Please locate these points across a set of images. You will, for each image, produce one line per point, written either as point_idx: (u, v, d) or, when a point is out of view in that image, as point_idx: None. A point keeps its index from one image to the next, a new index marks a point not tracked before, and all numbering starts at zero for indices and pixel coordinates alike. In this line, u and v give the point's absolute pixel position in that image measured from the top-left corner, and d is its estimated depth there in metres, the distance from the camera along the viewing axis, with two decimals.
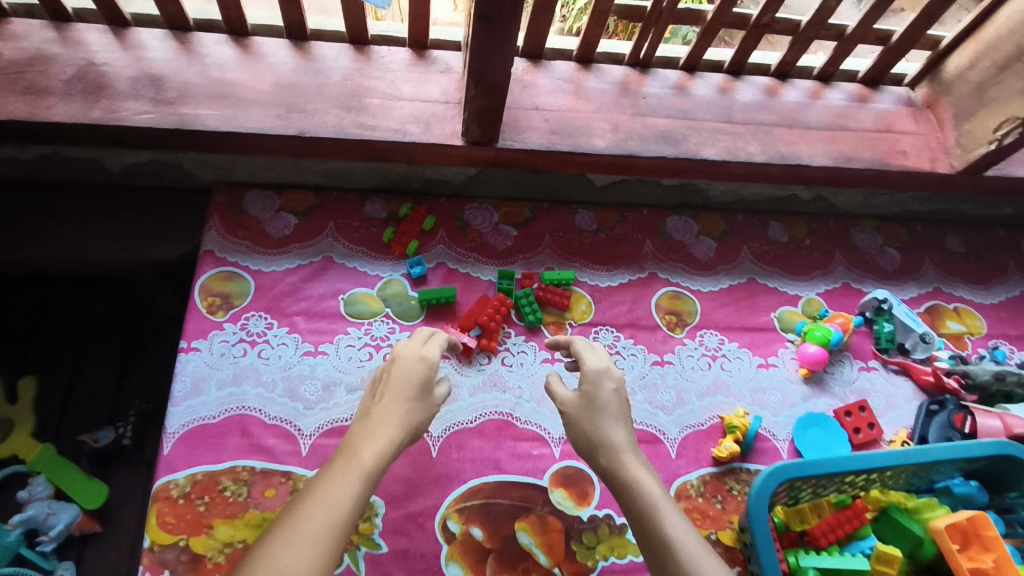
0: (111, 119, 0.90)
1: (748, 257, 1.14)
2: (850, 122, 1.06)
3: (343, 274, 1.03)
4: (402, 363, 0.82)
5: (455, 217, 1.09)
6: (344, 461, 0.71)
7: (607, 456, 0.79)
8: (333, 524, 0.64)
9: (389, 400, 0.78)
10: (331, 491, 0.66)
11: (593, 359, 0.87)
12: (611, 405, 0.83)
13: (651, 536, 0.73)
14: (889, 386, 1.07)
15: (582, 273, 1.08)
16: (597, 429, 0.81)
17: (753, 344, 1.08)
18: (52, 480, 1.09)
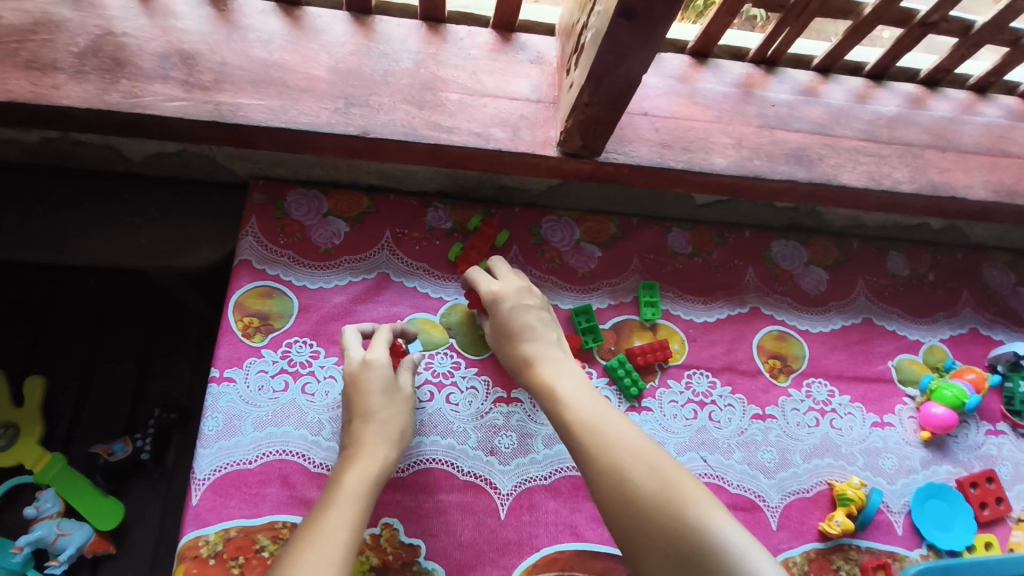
0: (133, 104, 0.74)
1: (863, 293, 0.99)
2: (1010, 146, 0.91)
3: (401, 295, 0.88)
4: (349, 392, 0.76)
5: (531, 231, 0.93)
6: (327, 493, 0.66)
7: (521, 374, 0.76)
8: (334, 559, 0.57)
9: (356, 424, 0.73)
10: (327, 523, 0.61)
11: (486, 283, 0.83)
12: (512, 320, 0.79)
13: (568, 439, 0.67)
14: (1019, 455, 0.93)
15: (675, 305, 0.93)
16: (507, 353, 0.78)
17: (866, 397, 0.93)
18: (61, 496, 0.96)
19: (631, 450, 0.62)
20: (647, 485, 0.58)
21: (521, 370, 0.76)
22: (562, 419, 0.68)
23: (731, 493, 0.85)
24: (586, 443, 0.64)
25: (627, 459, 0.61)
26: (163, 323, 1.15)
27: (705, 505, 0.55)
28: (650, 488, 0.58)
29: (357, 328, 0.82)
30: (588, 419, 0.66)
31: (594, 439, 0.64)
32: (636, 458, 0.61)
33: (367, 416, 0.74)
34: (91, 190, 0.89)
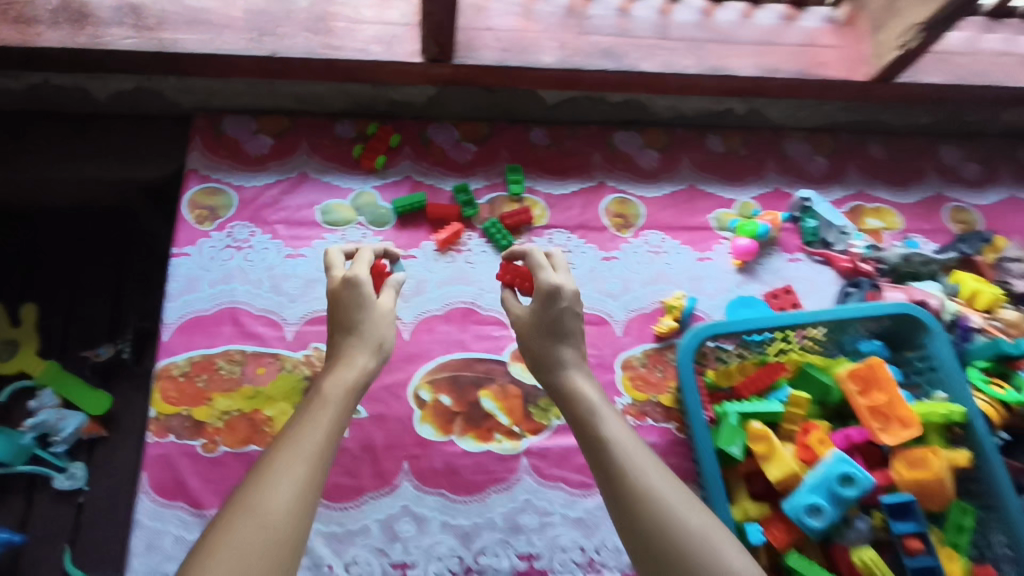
0: (96, 44, 1.00)
1: (688, 166, 1.25)
2: (777, 38, 1.19)
3: (318, 188, 1.12)
4: (336, 309, 0.84)
5: (419, 135, 1.20)
6: (311, 397, 0.74)
7: (557, 372, 0.82)
8: (304, 458, 0.66)
9: (339, 334, 0.82)
10: (309, 429, 0.69)
11: (545, 274, 0.87)
12: (561, 323, 0.84)
13: (603, 450, 0.73)
14: (813, 274, 1.19)
15: (537, 183, 1.19)
16: (547, 349, 0.84)
17: (692, 241, 1.19)
18: (57, 392, 1.18)
19: (664, 483, 0.70)
20: (681, 518, 0.67)
21: (553, 371, 0.83)
22: (597, 431, 0.75)
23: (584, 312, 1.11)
24: (626, 462, 0.72)
25: (663, 489, 0.69)
26: (135, 250, 1.37)
27: (725, 542, 0.66)
28: (693, 528, 0.66)
29: (339, 251, 0.92)
30: (631, 442, 0.74)
31: (639, 463, 0.71)
32: (672, 488, 0.70)
33: (350, 330, 0.82)
34: (67, 127, 1.14)
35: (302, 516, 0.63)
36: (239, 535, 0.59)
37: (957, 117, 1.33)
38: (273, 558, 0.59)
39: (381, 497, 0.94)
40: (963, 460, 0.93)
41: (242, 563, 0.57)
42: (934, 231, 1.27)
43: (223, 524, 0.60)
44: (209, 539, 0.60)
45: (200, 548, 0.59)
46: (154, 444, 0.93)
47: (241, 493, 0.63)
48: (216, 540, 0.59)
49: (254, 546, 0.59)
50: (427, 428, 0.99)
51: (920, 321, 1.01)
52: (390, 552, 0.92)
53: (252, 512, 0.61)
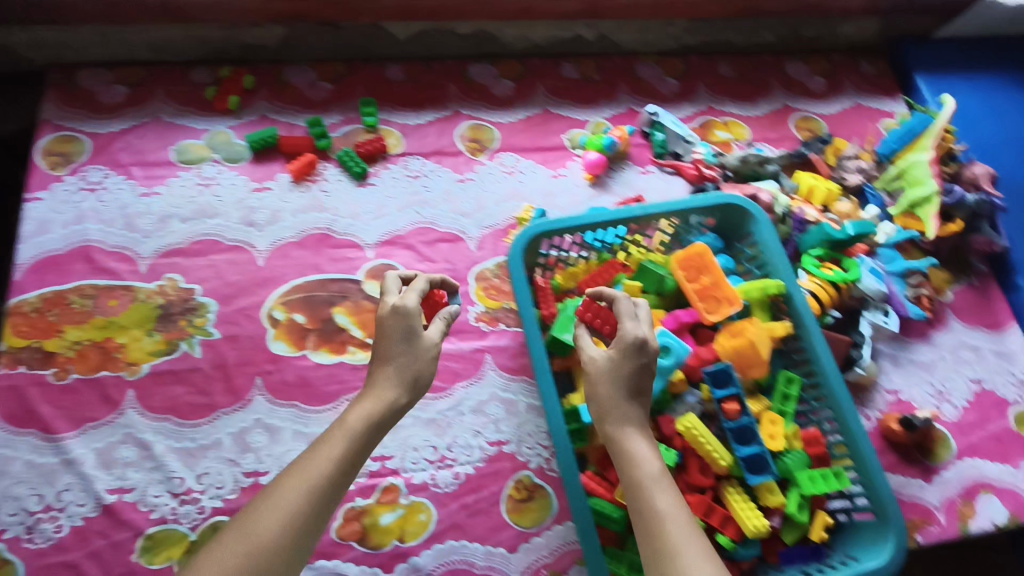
0: None
1: (543, 92, 1.30)
2: None
3: (172, 130, 1.15)
4: (385, 344, 0.83)
5: (276, 77, 1.22)
6: (334, 427, 0.76)
7: (613, 427, 0.80)
8: (302, 498, 0.69)
9: (388, 372, 0.81)
10: (313, 463, 0.72)
11: (630, 324, 0.85)
12: (635, 374, 0.82)
13: (644, 508, 0.73)
14: (663, 184, 1.25)
15: (392, 115, 1.23)
16: (614, 402, 0.81)
17: (545, 160, 1.23)
18: None
19: (696, 558, 0.67)
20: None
21: (616, 425, 0.80)
22: (648, 499, 0.73)
23: (439, 231, 1.14)
24: (659, 522, 0.71)
25: (688, 562, 0.67)
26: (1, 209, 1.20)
27: None
28: None
29: (398, 276, 0.91)
30: (667, 503, 0.72)
31: (670, 521, 0.70)
32: (692, 550, 0.68)
33: (385, 361, 0.81)
34: None
35: (287, 560, 0.66)
36: (232, 555, 0.64)
37: (795, 32, 1.43)
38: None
39: (233, 412, 0.98)
40: (780, 331, 0.98)
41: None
42: (780, 139, 1.33)
43: (222, 542, 0.66)
44: (208, 551, 0.65)
45: (201, 557, 0.65)
46: (4, 377, 0.95)
47: (243, 516, 0.68)
48: (213, 555, 0.64)
49: (237, 569, 0.63)
50: (280, 345, 1.02)
51: (742, 209, 1.07)
52: (241, 462, 0.95)
53: (246, 533, 0.65)
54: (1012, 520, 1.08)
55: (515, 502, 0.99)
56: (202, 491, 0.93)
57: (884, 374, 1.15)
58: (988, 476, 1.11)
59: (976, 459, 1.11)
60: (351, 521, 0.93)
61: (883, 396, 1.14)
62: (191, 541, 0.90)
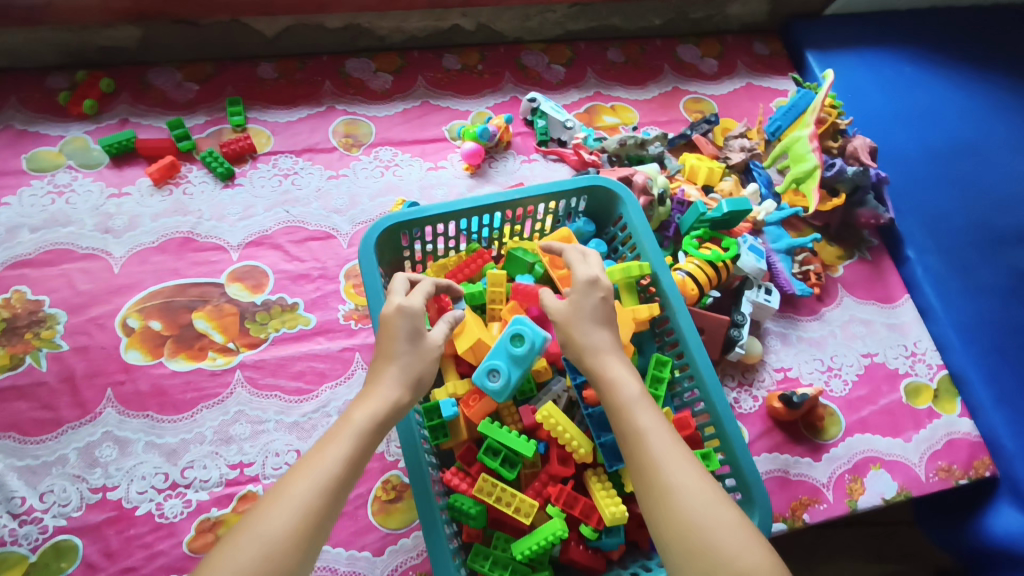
0: None
1: (422, 85, 1.28)
2: None
3: (24, 138, 1.11)
4: (387, 342, 0.75)
5: (138, 80, 1.19)
6: (337, 426, 0.69)
7: (587, 354, 0.76)
8: (303, 511, 0.60)
9: (388, 373, 0.73)
10: (320, 462, 0.64)
11: (582, 269, 0.83)
12: (596, 310, 0.79)
13: (625, 428, 0.69)
14: (547, 171, 1.23)
15: (262, 114, 1.20)
16: (584, 332, 0.77)
17: (424, 153, 1.21)
18: None
19: (682, 467, 0.65)
20: (690, 509, 0.62)
21: (587, 353, 0.76)
22: (627, 419, 0.70)
23: (308, 229, 1.11)
24: (642, 440, 0.67)
25: (673, 472, 0.64)
26: None
27: (725, 523, 0.61)
28: (715, 521, 0.61)
29: (405, 278, 0.85)
30: (647, 418, 0.69)
31: (655, 436, 0.67)
32: (683, 465, 0.65)
33: (391, 359, 0.74)
34: None
35: (296, 567, 0.58)
36: (240, 562, 0.56)
37: (682, 15, 1.41)
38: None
39: (81, 426, 0.92)
40: (644, 314, 0.96)
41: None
42: (669, 122, 1.31)
43: (229, 543, 0.58)
44: (214, 558, 0.58)
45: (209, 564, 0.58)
46: None
47: (250, 515, 0.61)
48: (218, 562, 0.57)
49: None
50: (133, 354, 0.98)
51: (611, 190, 1.05)
52: (89, 478, 0.89)
53: (254, 535, 0.58)
54: (902, 493, 1.02)
55: (381, 504, 0.93)
56: (45, 510, 0.87)
57: (772, 353, 1.12)
58: (879, 451, 1.05)
59: (866, 434, 1.06)
60: (205, 533, 0.87)
61: (771, 374, 1.10)
62: (30, 563, 0.84)
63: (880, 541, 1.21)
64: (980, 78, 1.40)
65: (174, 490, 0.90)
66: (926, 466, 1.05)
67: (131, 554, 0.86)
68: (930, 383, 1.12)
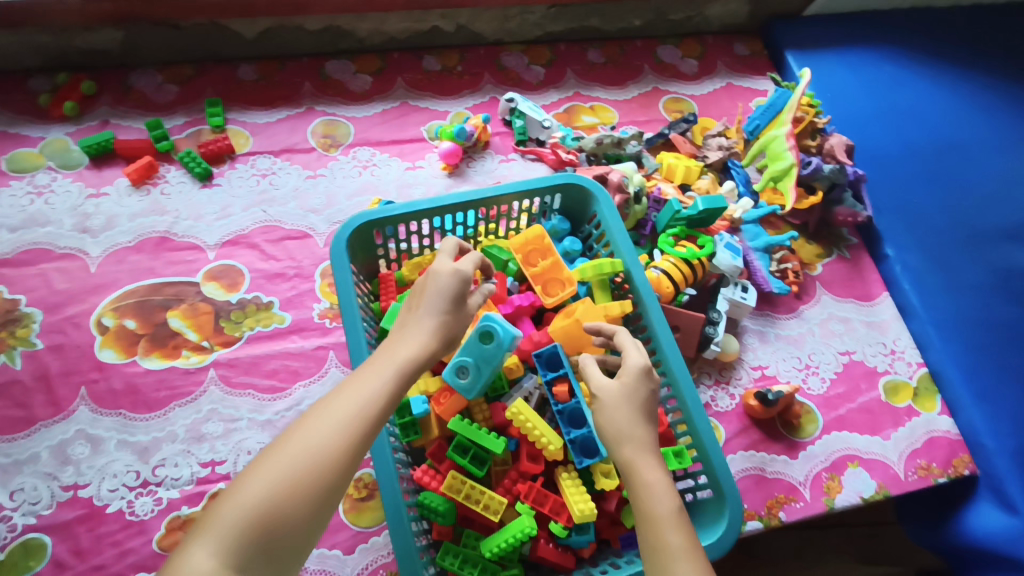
0: None
1: (402, 86, 1.29)
2: None
3: (5, 139, 1.12)
4: (432, 287, 0.73)
5: (119, 82, 1.20)
6: (380, 356, 0.66)
7: (630, 448, 0.68)
8: (346, 426, 0.57)
9: (430, 314, 0.70)
10: (365, 385, 0.61)
11: (635, 355, 0.77)
12: (645, 401, 0.73)
13: (655, 547, 0.62)
14: (525, 170, 1.23)
15: (241, 115, 1.21)
16: (628, 423, 0.70)
17: (402, 153, 1.21)
18: None
19: None
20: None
21: (628, 447, 0.68)
22: (660, 537, 0.62)
23: (285, 229, 1.11)
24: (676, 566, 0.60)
25: None
26: None
27: None
28: None
29: (455, 244, 0.83)
30: (684, 539, 0.61)
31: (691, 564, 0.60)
32: None
33: (436, 303, 0.71)
34: None
35: (333, 486, 0.55)
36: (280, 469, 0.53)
37: (662, 16, 1.41)
38: (311, 506, 0.53)
39: (54, 424, 0.92)
40: (617, 311, 0.95)
41: (277, 496, 0.52)
42: (649, 122, 1.32)
43: (278, 447, 0.56)
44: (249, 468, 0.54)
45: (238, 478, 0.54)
46: None
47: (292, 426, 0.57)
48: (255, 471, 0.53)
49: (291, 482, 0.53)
50: (107, 352, 0.98)
51: (584, 188, 1.05)
52: (60, 476, 0.89)
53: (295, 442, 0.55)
54: (880, 491, 1.01)
55: (353, 502, 0.92)
56: (15, 508, 0.87)
57: (750, 350, 1.11)
58: (856, 449, 1.04)
59: (844, 432, 1.05)
60: (176, 531, 0.87)
61: (748, 372, 1.09)
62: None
63: (863, 541, 1.21)
64: (960, 76, 1.40)
65: (145, 488, 0.90)
66: (905, 465, 1.04)
67: (100, 552, 0.85)
68: (909, 381, 1.12)
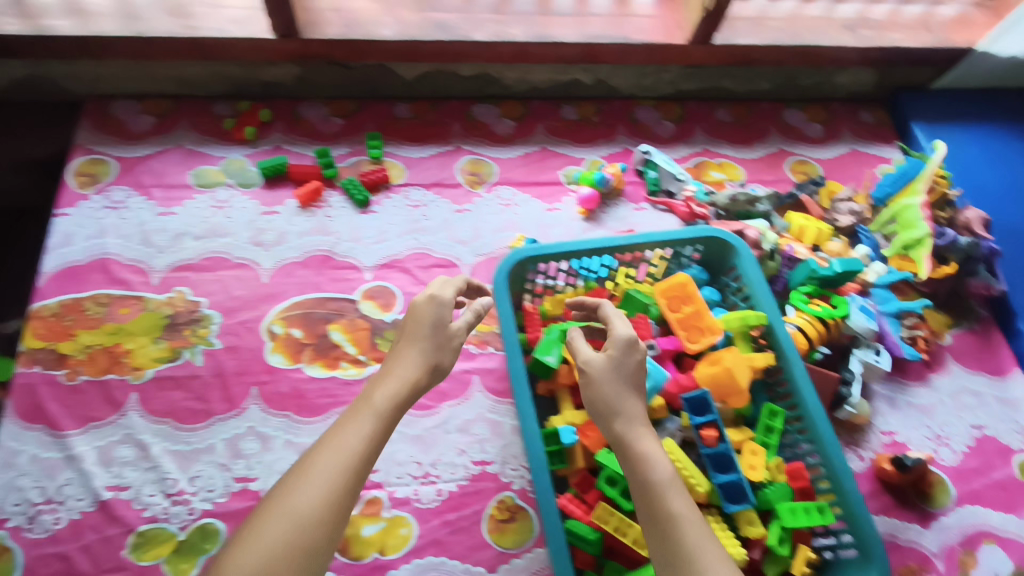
0: None
1: (542, 132, 1.37)
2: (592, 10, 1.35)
3: (193, 156, 1.24)
4: (416, 325, 0.86)
5: (291, 112, 1.32)
6: (359, 405, 0.77)
7: (623, 423, 0.79)
8: (321, 489, 0.68)
9: (417, 355, 0.83)
10: (347, 439, 0.73)
11: (619, 325, 0.86)
12: (631, 370, 0.83)
13: (661, 516, 0.71)
14: (656, 219, 1.28)
15: (398, 149, 1.31)
16: (619, 398, 0.80)
17: (542, 195, 1.29)
18: None
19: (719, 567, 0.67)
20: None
21: (624, 422, 0.79)
22: (664, 506, 0.72)
23: (435, 257, 1.19)
24: (679, 531, 0.69)
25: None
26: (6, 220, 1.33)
27: None
28: None
29: (445, 275, 0.95)
30: (681, 505, 0.71)
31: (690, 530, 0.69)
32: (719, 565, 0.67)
33: (414, 342, 0.84)
34: None
35: (319, 544, 0.66)
36: (271, 537, 0.65)
37: (792, 81, 1.47)
38: (297, 566, 0.64)
39: (229, 419, 1.01)
40: (762, 361, 0.97)
41: (269, 563, 0.63)
42: (775, 181, 1.36)
43: (262, 523, 0.66)
44: (241, 539, 0.66)
45: (235, 546, 0.65)
46: (20, 374, 1.01)
47: (276, 496, 0.69)
48: (247, 542, 0.65)
49: (281, 548, 0.64)
50: (276, 358, 1.06)
51: (727, 241, 1.10)
52: (233, 468, 0.97)
53: (282, 512, 0.66)
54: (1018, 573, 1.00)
55: (496, 522, 0.97)
56: (193, 492, 0.95)
57: (880, 416, 1.12)
58: (990, 525, 1.04)
59: (977, 506, 1.05)
60: None
61: (879, 437, 1.10)
62: (180, 541, 0.91)
63: None
64: None
65: None
66: None
67: None
68: None
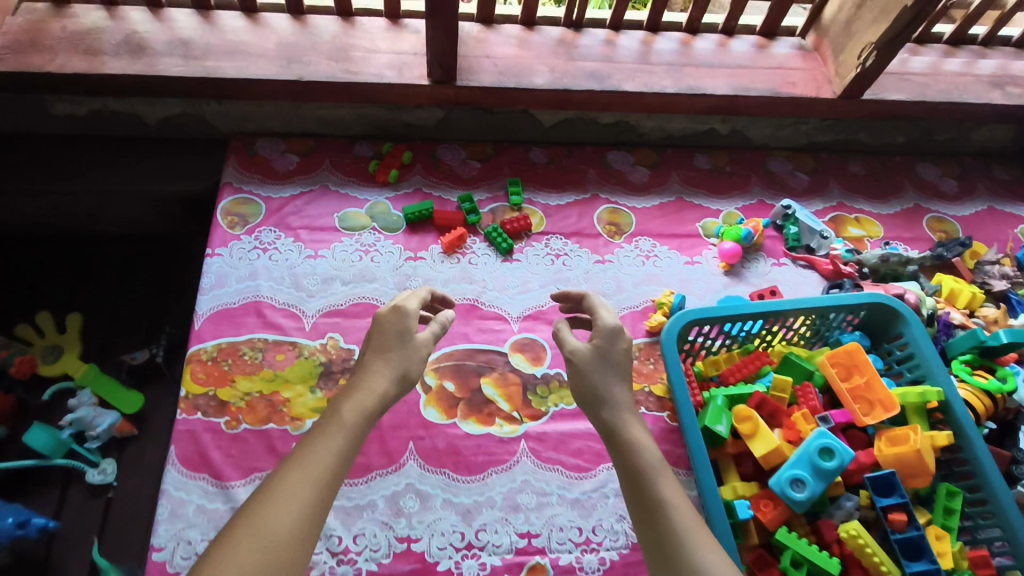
0: (139, 64, 1.15)
1: (677, 181, 1.35)
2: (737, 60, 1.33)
3: (337, 198, 1.24)
4: (384, 332, 0.86)
5: (429, 155, 1.32)
6: (326, 421, 0.75)
7: (610, 411, 0.84)
8: (295, 500, 0.66)
9: (387, 363, 0.83)
10: (320, 448, 0.72)
11: (606, 316, 0.92)
12: (618, 360, 0.88)
13: (653, 502, 0.75)
14: (798, 277, 1.25)
15: (537, 195, 1.30)
16: (608, 386, 0.86)
17: (681, 247, 1.27)
18: (96, 392, 1.16)
19: (708, 545, 0.70)
20: None
21: (615, 410, 0.84)
22: (653, 490, 0.76)
23: None
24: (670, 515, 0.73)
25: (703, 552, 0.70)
26: (148, 252, 1.43)
27: None
28: None
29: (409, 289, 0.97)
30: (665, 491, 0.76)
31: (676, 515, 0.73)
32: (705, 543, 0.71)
33: (384, 352, 0.84)
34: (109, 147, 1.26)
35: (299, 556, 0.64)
36: (246, 559, 0.61)
37: (927, 135, 1.44)
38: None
39: (388, 475, 0.99)
40: (943, 441, 0.95)
41: None
42: (915, 239, 1.33)
43: (228, 546, 0.62)
44: (209, 562, 0.61)
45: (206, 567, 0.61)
46: (182, 420, 1.00)
47: (244, 516, 0.65)
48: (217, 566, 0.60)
49: (255, 568, 0.61)
50: (431, 412, 1.05)
51: (893, 306, 1.07)
52: (395, 526, 0.95)
53: (259, 531, 0.63)
54: None
55: None
56: (358, 552, 0.93)
57: None
58: None
59: None
60: None
61: None
62: None
63: None
64: None
65: (470, 551, 0.95)
66: None
67: None
68: None
